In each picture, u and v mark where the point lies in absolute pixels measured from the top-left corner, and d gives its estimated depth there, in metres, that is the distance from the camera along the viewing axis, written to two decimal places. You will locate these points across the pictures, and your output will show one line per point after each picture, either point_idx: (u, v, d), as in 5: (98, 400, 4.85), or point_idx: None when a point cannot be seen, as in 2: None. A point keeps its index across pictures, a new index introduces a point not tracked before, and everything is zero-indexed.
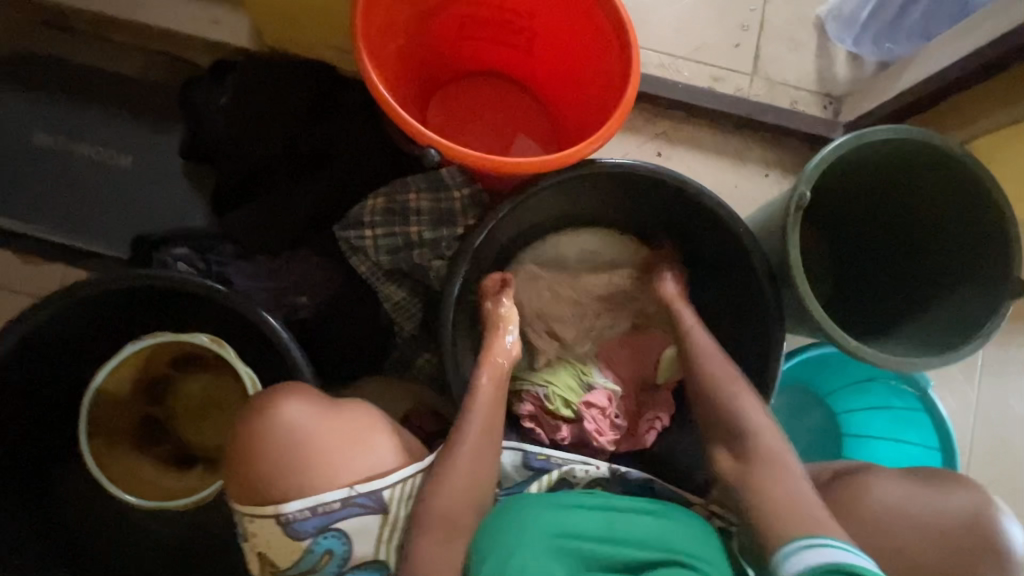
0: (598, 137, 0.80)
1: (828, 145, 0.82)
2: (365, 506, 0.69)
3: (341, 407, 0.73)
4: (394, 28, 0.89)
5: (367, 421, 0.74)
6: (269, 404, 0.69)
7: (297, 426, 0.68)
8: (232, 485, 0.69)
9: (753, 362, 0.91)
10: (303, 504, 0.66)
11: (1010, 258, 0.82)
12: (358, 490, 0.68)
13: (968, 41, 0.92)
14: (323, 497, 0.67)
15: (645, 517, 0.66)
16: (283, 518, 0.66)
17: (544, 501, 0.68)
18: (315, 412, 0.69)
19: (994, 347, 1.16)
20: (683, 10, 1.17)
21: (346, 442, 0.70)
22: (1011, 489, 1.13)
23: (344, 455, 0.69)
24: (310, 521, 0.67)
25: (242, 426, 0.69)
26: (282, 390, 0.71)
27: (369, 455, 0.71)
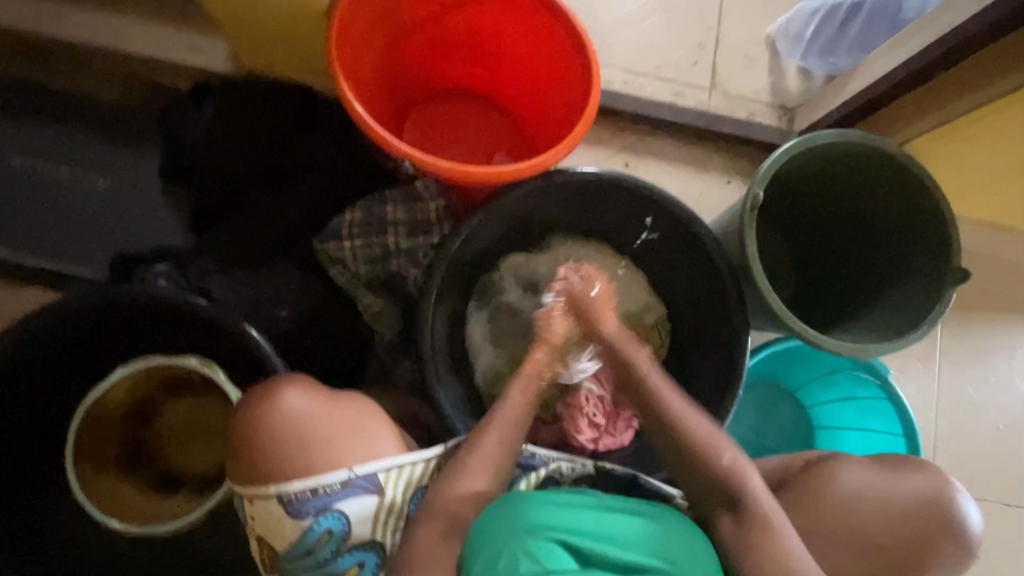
0: (562, 148, 0.85)
1: (777, 149, 0.88)
2: (364, 488, 0.70)
3: (342, 397, 0.76)
4: (368, 51, 0.94)
5: (367, 411, 0.77)
6: (272, 389, 0.72)
7: (300, 409, 0.71)
8: (235, 468, 0.72)
9: (724, 357, 0.95)
10: (303, 486, 0.68)
11: (951, 250, 0.87)
12: (356, 473, 0.70)
13: (900, 53, 1.00)
14: (322, 478, 0.68)
15: (631, 519, 0.67)
16: (285, 498, 0.68)
17: (542, 496, 0.67)
18: (316, 399, 0.72)
19: (950, 338, 1.22)
20: (644, 30, 1.25)
21: (345, 426, 0.72)
22: (973, 472, 1.19)
23: (343, 438, 0.71)
24: (310, 502, 0.68)
25: (247, 413, 0.71)
26: (288, 379, 0.74)
27: (368, 440, 0.73)
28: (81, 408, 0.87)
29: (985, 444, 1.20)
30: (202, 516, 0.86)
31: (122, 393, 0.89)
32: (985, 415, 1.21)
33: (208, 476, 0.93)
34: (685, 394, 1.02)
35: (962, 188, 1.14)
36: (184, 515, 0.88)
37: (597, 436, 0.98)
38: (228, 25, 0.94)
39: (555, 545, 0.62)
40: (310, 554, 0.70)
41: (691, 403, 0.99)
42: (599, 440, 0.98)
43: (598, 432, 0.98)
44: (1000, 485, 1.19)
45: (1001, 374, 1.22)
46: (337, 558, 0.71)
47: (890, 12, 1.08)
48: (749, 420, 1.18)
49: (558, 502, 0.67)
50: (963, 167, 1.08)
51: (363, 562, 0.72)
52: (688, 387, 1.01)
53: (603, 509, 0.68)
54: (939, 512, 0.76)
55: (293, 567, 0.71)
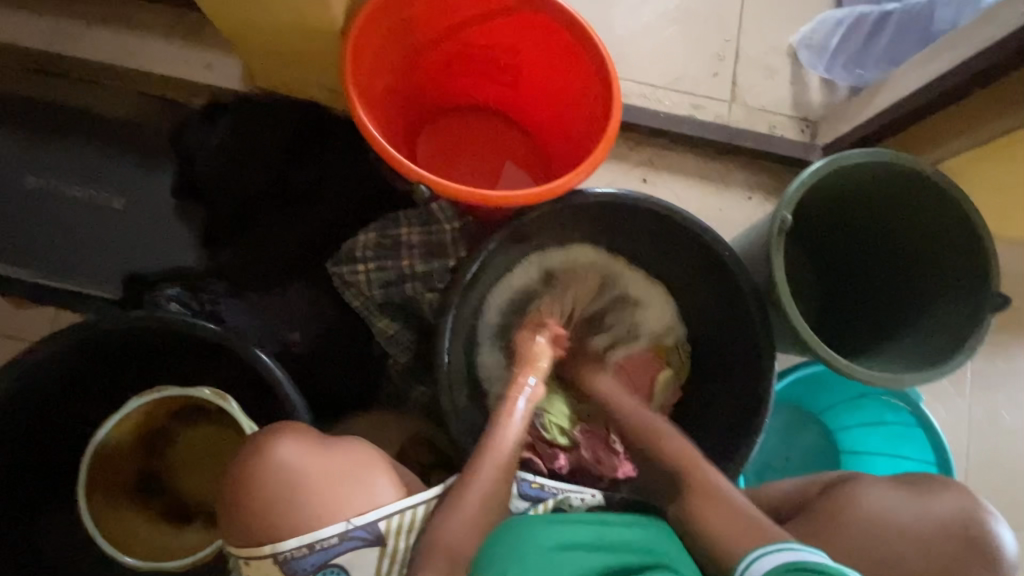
0: (582, 170, 0.82)
1: (805, 169, 0.85)
2: (363, 539, 0.68)
3: (337, 444, 0.72)
4: (383, 70, 0.92)
5: (363, 455, 0.73)
6: (263, 441, 0.69)
7: (293, 461, 0.68)
8: (229, 523, 0.68)
9: (747, 384, 0.92)
10: (299, 542, 0.65)
11: (989, 275, 0.84)
12: (354, 523, 0.67)
13: (932, 66, 0.96)
14: (318, 533, 0.66)
15: (630, 529, 0.71)
16: (281, 557, 0.65)
17: (541, 517, 0.72)
18: (310, 449, 0.70)
19: (981, 359, 1.17)
20: (661, 42, 1.22)
21: (341, 476, 0.69)
22: (1007, 501, 1.14)
23: (339, 489, 0.68)
24: (308, 559, 0.66)
25: (242, 464, 0.68)
26: (278, 429, 0.71)
27: (365, 489, 0.70)
28: (93, 442, 0.85)
29: (1019, 471, 1.15)
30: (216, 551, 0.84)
31: (134, 425, 0.87)
32: (1018, 439, 1.16)
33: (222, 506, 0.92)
34: (706, 419, 0.98)
35: (994, 205, 1.09)
36: (198, 550, 0.86)
37: (615, 463, 0.96)
38: (241, 44, 0.92)
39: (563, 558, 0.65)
40: None
41: (713, 430, 0.96)
42: (618, 468, 0.96)
43: (616, 459, 0.95)
44: None
45: None
46: None
47: (922, 21, 1.05)
48: (771, 444, 1.14)
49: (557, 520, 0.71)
50: (997, 184, 1.04)
51: None
52: (710, 413, 0.98)
53: (603, 524, 0.71)
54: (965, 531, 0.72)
55: None
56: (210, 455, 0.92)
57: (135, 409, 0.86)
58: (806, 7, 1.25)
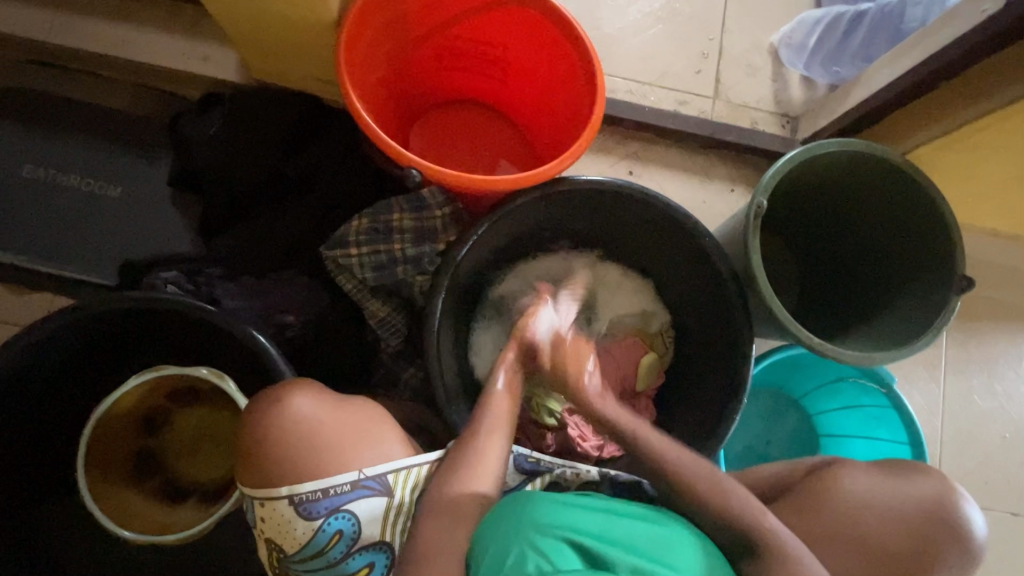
0: (567, 157, 0.86)
1: (781, 157, 0.88)
2: (373, 489, 0.71)
3: (348, 402, 0.77)
4: (375, 61, 0.95)
5: (373, 414, 0.77)
6: (278, 394, 0.73)
7: (308, 415, 0.72)
8: (245, 472, 0.72)
9: (727, 365, 0.95)
10: (315, 486, 0.69)
11: (955, 258, 0.88)
12: (366, 474, 0.71)
13: (904, 61, 1.00)
14: (333, 479, 0.69)
15: (641, 523, 0.65)
16: (297, 499, 0.69)
17: (549, 496, 0.68)
18: (324, 405, 0.74)
19: (954, 346, 1.22)
20: (646, 40, 1.26)
21: (353, 432, 0.73)
22: (980, 482, 1.18)
23: (350, 443, 0.72)
24: (321, 503, 0.69)
25: (257, 417, 0.72)
26: (294, 384, 0.75)
27: (376, 445, 0.74)
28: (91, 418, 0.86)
29: (992, 454, 1.20)
30: (214, 524, 0.85)
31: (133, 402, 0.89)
32: (991, 423, 1.21)
33: (215, 486, 0.93)
34: (689, 400, 1.02)
35: (966, 196, 1.14)
36: (193, 526, 0.87)
37: (601, 443, 0.99)
38: (237, 35, 0.95)
39: (564, 547, 0.61)
40: (321, 554, 0.70)
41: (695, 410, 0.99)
42: (603, 447, 0.99)
43: (603, 439, 0.99)
44: (1007, 495, 1.18)
45: (1007, 383, 1.22)
46: (347, 559, 0.71)
47: (894, 20, 1.11)
48: (753, 429, 1.18)
49: (565, 503, 0.67)
50: (966, 176, 1.08)
51: (373, 563, 0.72)
52: (693, 395, 1.01)
53: (612, 512, 0.67)
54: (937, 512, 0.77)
55: (303, 568, 0.71)
56: (207, 435, 0.96)
57: (135, 386, 0.87)
58: (787, 7, 1.30)
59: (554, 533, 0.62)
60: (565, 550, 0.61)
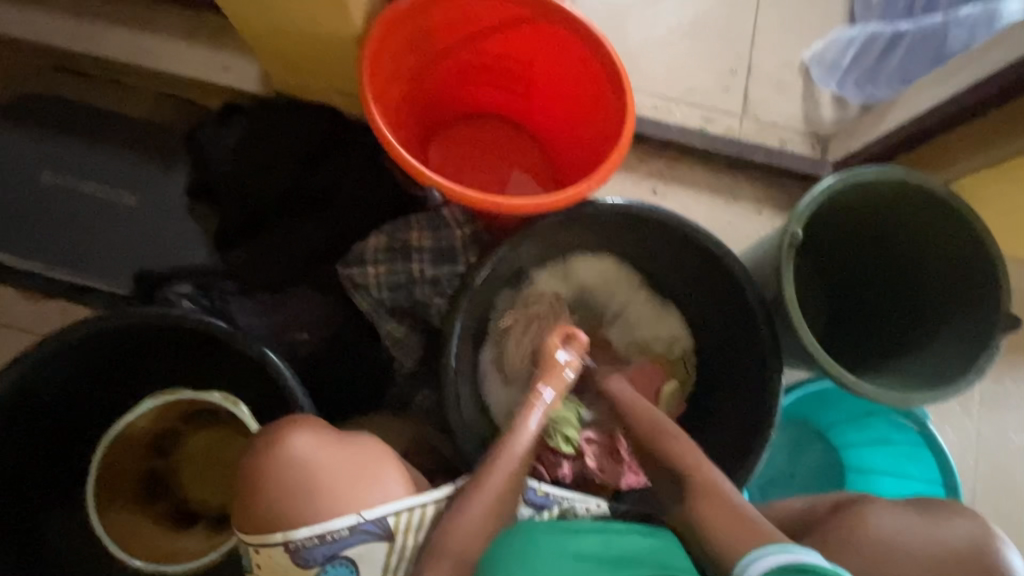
0: (595, 180, 0.83)
1: (816, 184, 0.85)
2: (372, 533, 0.68)
3: (348, 438, 0.73)
4: (398, 75, 0.93)
5: (373, 449, 0.73)
6: (280, 431, 0.70)
7: (305, 453, 0.68)
8: (240, 511, 0.69)
9: (754, 399, 0.91)
10: (310, 532, 0.66)
11: (999, 296, 0.83)
12: (365, 517, 0.67)
13: (945, 86, 0.96)
14: (330, 525, 0.66)
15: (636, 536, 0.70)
16: (291, 546, 0.66)
17: (546, 526, 0.71)
18: (321, 441, 0.70)
19: (990, 381, 1.17)
20: (674, 55, 1.23)
21: (352, 470, 0.69)
22: (1015, 525, 1.13)
23: (349, 483, 0.69)
24: (318, 549, 0.66)
25: (257, 452, 0.69)
26: (293, 421, 0.72)
27: (376, 483, 0.70)
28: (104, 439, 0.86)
29: None
30: (221, 556, 0.85)
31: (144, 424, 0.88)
32: None
33: (224, 513, 0.91)
34: (712, 432, 0.98)
35: (1007, 226, 1.09)
36: (199, 556, 0.86)
37: (620, 474, 0.95)
38: (260, 48, 0.94)
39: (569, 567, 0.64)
40: None
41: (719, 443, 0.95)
42: (621, 478, 0.95)
43: (621, 468, 0.95)
44: None
45: None
46: None
47: (936, 42, 1.07)
48: (775, 460, 1.14)
49: (564, 528, 0.70)
50: (1009, 205, 1.03)
51: None
52: (717, 426, 0.98)
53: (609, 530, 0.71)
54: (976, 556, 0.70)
55: None
56: (216, 460, 0.92)
57: (148, 409, 0.87)
58: (820, 24, 1.26)
59: (560, 556, 0.65)
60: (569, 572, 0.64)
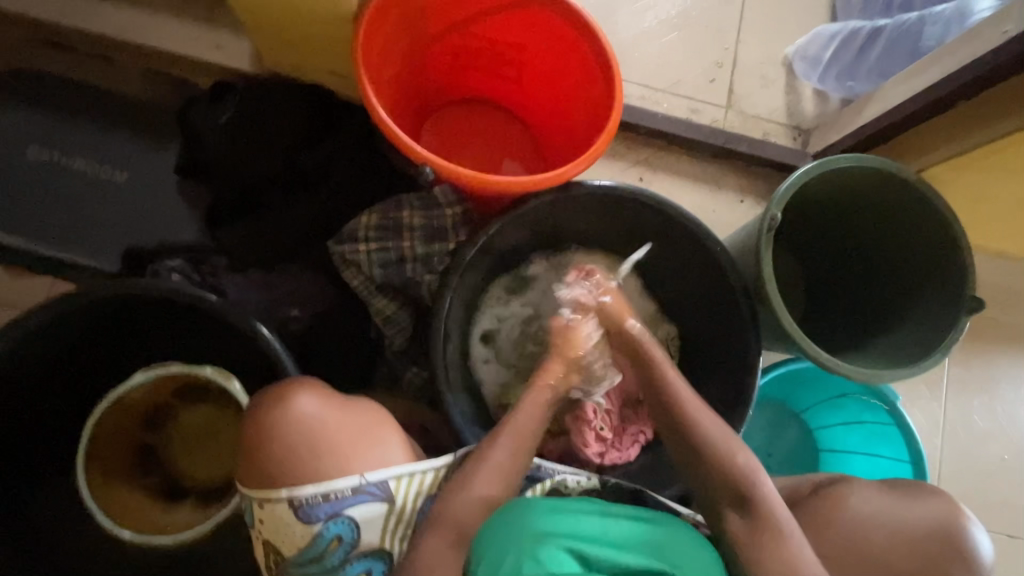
0: (583, 161, 0.85)
1: (797, 170, 0.88)
2: (374, 495, 0.70)
3: (353, 403, 0.76)
4: (391, 56, 0.94)
5: (378, 416, 0.76)
6: (285, 392, 0.72)
7: (312, 414, 0.71)
8: (246, 469, 0.72)
9: (734, 377, 0.95)
10: (315, 490, 0.68)
11: (966, 279, 0.87)
12: (367, 479, 0.70)
13: (920, 79, 1.00)
14: (334, 483, 0.69)
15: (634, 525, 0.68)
16: (296, 502, 0.68)
17: (546, 504, 0.68)
18: (326, 405, 0.73)
19: (957, 365, 1.22)
20: (662, 47, 1.26)
21: (355, 434, 0.72)
22: (978, 503, 1.19)
23: (351, 445, 0.71)
24: (321, 506, 0.68)
25: (262, 413, 0.71)
26: (300, 383, 0.74)
27: (377, 447, 0.73)
28: (94, 414, 0.86)
29: (991, 475, 1.20)
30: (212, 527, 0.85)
31: (133, 399, 0.88)
32: (991, 444, 1.21)
33: (214, 487, 0.92)
34: None
35: (976, 217, 1.14)
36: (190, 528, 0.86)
37: (604, 450, 0.97)
38: (254, 25, 0.94)
39: (564, 554, 0.62)
40: (319, 560, 0.69)
41: None
42: (605, 454, 0.97)
43: (605, 446, 0.97)
44: (1005, 517, 1.18)
45: (1007, 405, 1.22)
46: (345, 565, 0.71)
47: (913, 37, 1.10)
48: (753, 441, 1.18)
49: (562, 509, 0.67)
50: (977, 196, 1.08)
51: (370, 570, 0.72)
52: None
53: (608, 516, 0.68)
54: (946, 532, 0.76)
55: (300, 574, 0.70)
56: (206, 435, 0.93)
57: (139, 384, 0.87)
58: (803, 20, 1.29)
59: (556, 543, 0.63)
60: (566, 560, 0.62)
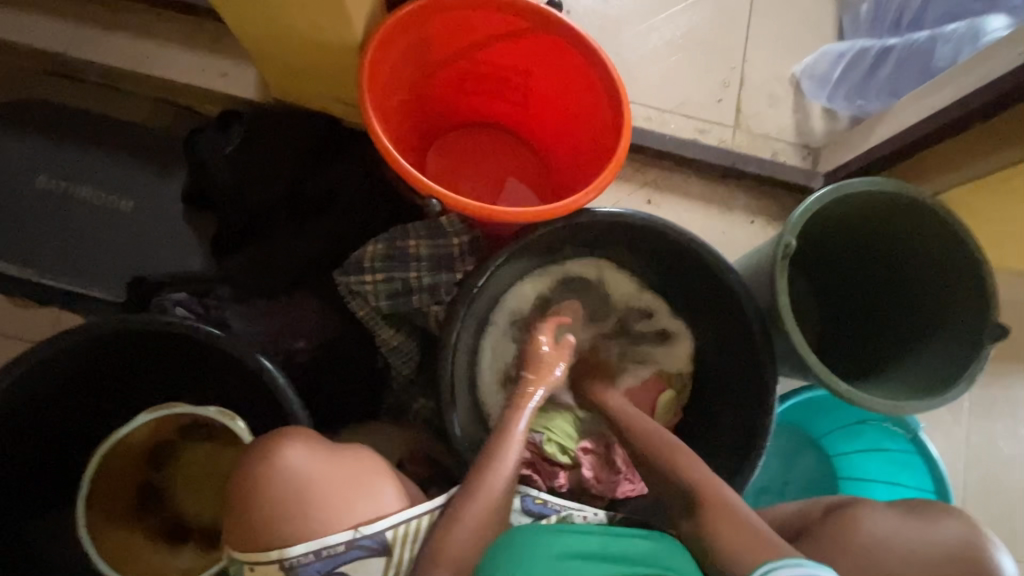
0: (591, 190, 0.84)
1: (811, 195, 0.86)
2: (369, 549, 0.68)
3: (342, 450, 0.73)
4: (397, 85, 0.94)
5: (368, 462, 0.73)
6: (273, 443, 0.69)
7: (301, 466, 0.68)
8: (235, 528, 0.69)
9: (750, 404, 0.92)
10: (306, 548, 0.65)
11: (988, 306, 0.85)
12: (362, 533, 0.67)
13: (934, 100, 0.98)
14: (327, 539, 0.66)
15: (634, 539, 0.68)
16: (287, 563, 0.65)
17: (543, 527, 0.69)
18: (313, 453, 0.70)
19: (978, 388, 1.19)
20: (668, 68, 1.25)
21: (347, 482, 0.69)
22: (1005, 532, 1.14)
23: (345, 496, 0.68)
24: (314, 565, 0.66)
25: (253, 463, 0.69)
26: (285, 433, 0.71)
27: (372, 494, 0.70)
28: (98, 454, 0.85)
29: (1017, 503, 1.15)
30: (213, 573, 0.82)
31: (139, 438, 0.87)
32: (1017, 471, 1.17)
33: (220, 530, 0.90)
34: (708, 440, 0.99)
35: (993, 237, 1.11)
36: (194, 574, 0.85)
37: (616, 483, 0.95)
38: (259, 56, 0.94)
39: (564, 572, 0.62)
40: None
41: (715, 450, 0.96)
42: (617, 488, 0.95)
43: (618, 479, 0.95)
44: None
45: None
46: None
47: (925, 56, 1.08)
48: (769, 468, 1.14)
49: (558, 529, 0.68)
50: (994, 217, 1.06)
51: None
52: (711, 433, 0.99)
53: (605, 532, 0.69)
54: (971, 555, 0.72)
55: None
56: (213, 476, 0.91)
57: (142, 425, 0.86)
58: (810, 39, 1.28)
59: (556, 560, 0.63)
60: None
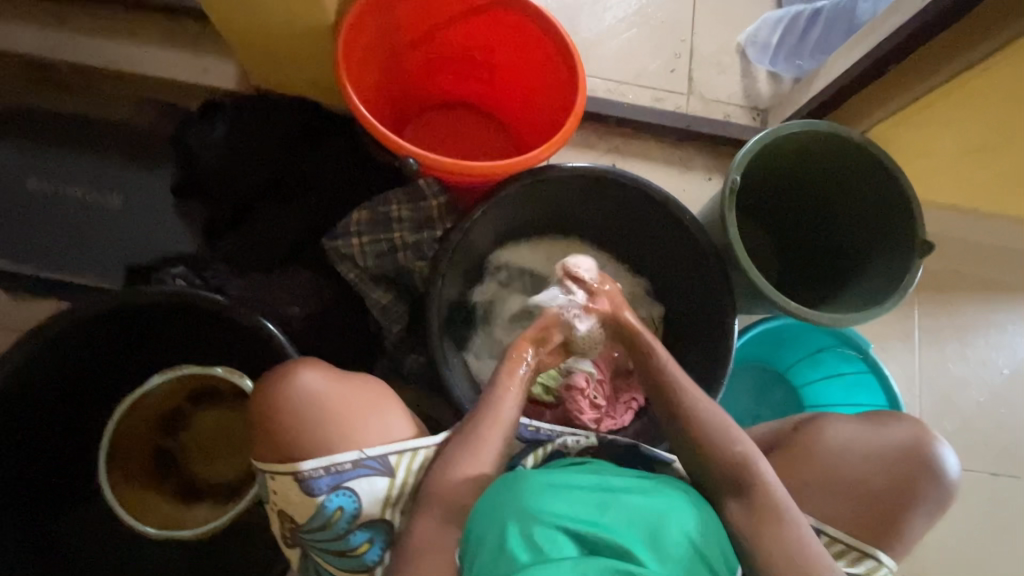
0: (553, 144, 0.92)
1: (749, 140, 0.95)
2: (375, 469, 0.75)
3: (358, 378, 0.81)
4: (369, 64, 1.01)
5: (381, 391, 0.81)
6: (291, 368, 0.77)
7: (318, 388, 0.76)
8: (262, 444, 0.76)
9: (715, 334, 1.00)
10: (317, 463, 0.73)
11: (914, 224, 0.95)
12: (367, 454, 0.74)
13: (858, 50, 1.09)
14: (335, 457, 0.73)
15: (635, 495, 0.64)
16: (300, 475, 0.73)
17: (540, 479, 0.65)
18: (331, 378, 0.78)
19: (925, 317, 1.29)
20: (622, 42, 1.35)
21: (362, 405, 0.77)
22: (960, 445, 1.25)
23: (360, 417, 0.76)
24: (323, 479, 0.73)
25: (271, 388, 0.76)
26: (302, 361, 0.79)
27: (383, 416, 0.78)
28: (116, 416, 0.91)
29: (969, 418, 1.26)
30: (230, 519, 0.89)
31: (154, 399, 0.93)
32: (966, 388, 1.27)
33: (230, 486, 0.95)
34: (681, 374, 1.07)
35: (925, 175, 1.22)
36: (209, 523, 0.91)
37: (599, 417, 1.02)
38: (237, 45, 1.01)
39: (559, 534, 0.58)
40: (327, 528, 0.73)
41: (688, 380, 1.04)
42: (601, 421, 1.03)
43: (601, 413, 1.02)
44: (986, 456, 1.24)
45: (977, 350, 1.29)
46: (349, 533, 0.74)
47: (848, 15, 1.18)
48: (742, 403, 1.23)
49: (556, 485, 0.64)
50: (923, 154, 1.16)
51: (372, 540, 0.75)
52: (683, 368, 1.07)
53: (607, 490, 0.65)
54: (916, 450, 0.83)
55: (310, 540, 0.74)
56: (222, 439, 0.97)
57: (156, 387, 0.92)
58: (750, 9, 1.39)
59: (549, 520, 0.59)
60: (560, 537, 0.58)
